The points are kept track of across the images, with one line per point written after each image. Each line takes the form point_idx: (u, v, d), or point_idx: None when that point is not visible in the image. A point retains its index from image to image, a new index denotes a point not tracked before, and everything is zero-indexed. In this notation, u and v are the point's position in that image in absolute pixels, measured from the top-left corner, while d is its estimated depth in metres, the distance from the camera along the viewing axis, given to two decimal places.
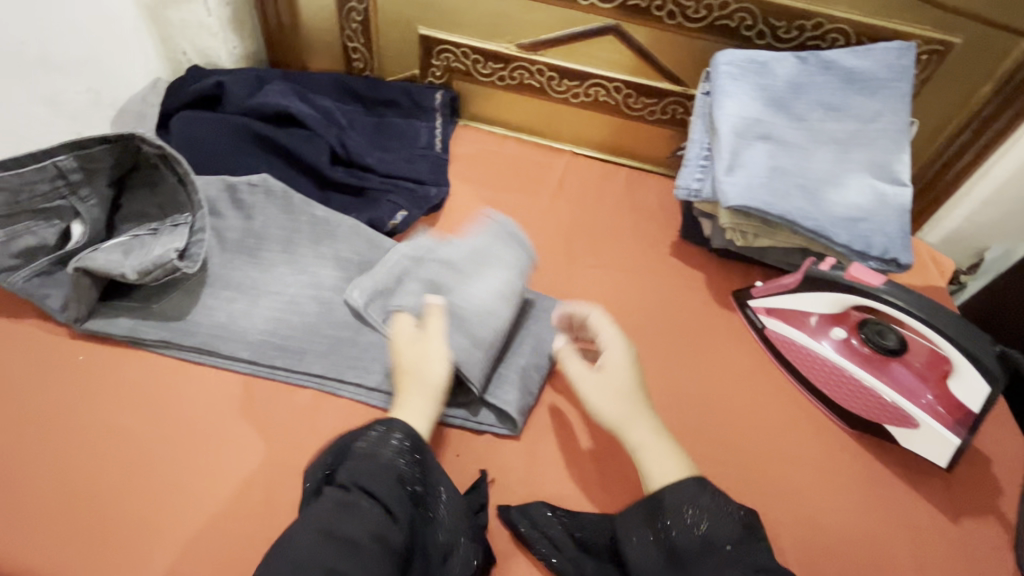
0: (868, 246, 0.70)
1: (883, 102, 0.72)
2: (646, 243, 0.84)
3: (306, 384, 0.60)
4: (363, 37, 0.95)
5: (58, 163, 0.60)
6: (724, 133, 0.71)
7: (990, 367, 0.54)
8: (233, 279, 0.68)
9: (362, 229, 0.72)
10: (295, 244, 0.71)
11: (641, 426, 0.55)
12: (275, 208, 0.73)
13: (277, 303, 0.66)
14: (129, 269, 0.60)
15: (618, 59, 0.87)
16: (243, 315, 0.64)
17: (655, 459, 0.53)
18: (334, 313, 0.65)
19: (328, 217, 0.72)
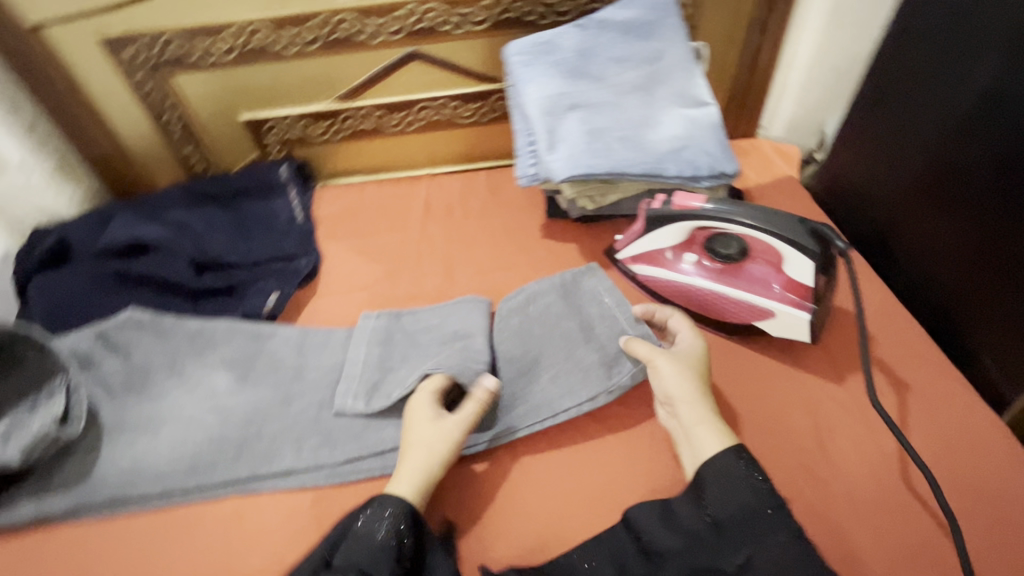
0: (696, 169, 0.76)
1: (661, 41, 0.79)
2: (519, 234, 0.88)
3: (223, 494, 0.61)
4: (192, 141, 0.96)
5: None
6: (535, 117, 0.75)
7: (805, 243, 0.59)
8: (129, 421, 0.68)
9: (238, 326, 0.74)
10: (181, 364, 0.72)
11: (692, 407, 0.59)
12: (151, 337, 0.72)
13: (178, 427, 0.66)
14: (10, 456, 0.60)
15: (431, 78, 0.91)
16: (146, 452, 0.64)
17: (697, 435, 0.57)
18: (235, 416, 0.66)
19: (203, 327, 0.73)
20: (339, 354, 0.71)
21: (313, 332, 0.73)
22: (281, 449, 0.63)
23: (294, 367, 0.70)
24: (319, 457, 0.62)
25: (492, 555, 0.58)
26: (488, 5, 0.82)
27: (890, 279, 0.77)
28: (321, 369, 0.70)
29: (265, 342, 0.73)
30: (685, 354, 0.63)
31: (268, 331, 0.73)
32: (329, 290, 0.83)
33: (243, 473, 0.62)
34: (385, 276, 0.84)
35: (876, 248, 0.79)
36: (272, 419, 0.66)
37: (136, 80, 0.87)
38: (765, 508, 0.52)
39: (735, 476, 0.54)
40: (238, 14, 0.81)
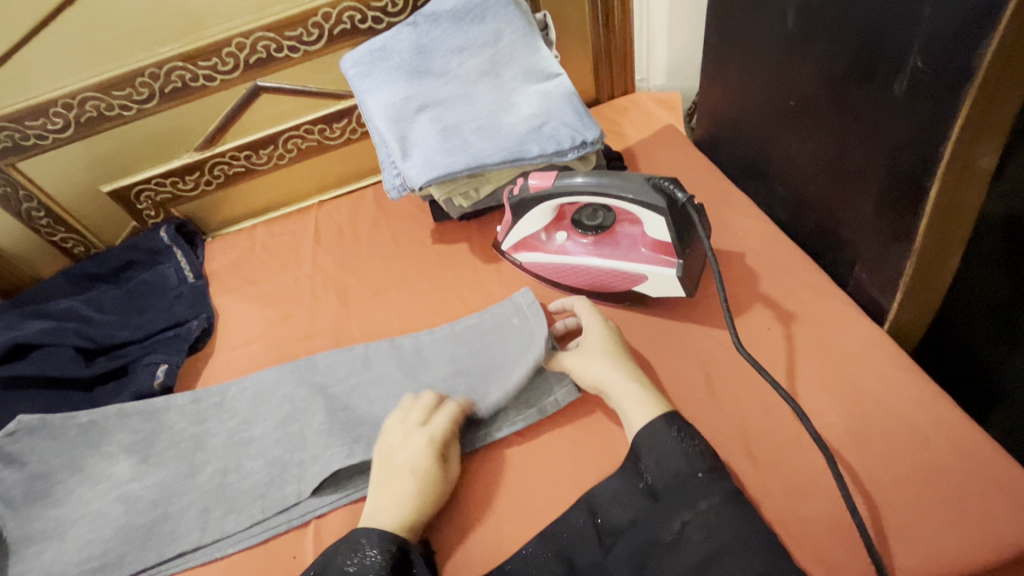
0: (559, 143, 0.74)
1: (496, 21, 0.77)
2: (411, 245, 0.86)
3: None
4: (61, 225, 0.91)
5: None
6: (383, 127, 0.73)
7: (655, 203, 0.58)
8: (34, 531, 0.62)
9: (130, 407, 0.69)
10: (80, 460, 0.66)
11: (615, 380, 0.58)
12: (45, 441, 0.65)
13: (87, 526, 0.62)
14: None
15: (287, 108, 0.88)
16: (55, 560, 0.60)
17: (630, 406, 0.56)
18: (140, 501, 0.63)
19: (95, 417, 0.67)
20: (237, 413, 0.68)
21: (206, 395, 0.70)
22: (188, 526, 0.61)
23: (194, 436, 0.67)
24: (224, 524, 0.61)
25: None
26: (318, 21, 0.81)
27: (771, 206, 0.77)
28: (220, 434, 0.67)
29: (163, 417, 0.69)
30: (593, 338, 0.62)
31: (161, 405, 0.70)
32: (226, 347, 0.80)
33: (152, 559, 0.60)
34: (281, 319, 0.82)
35: (754, 178, 0.78)
36: (178, 495, 0.63)
37: None
38: (699, 471, 0.50)
39: (669, 442, 0.52)
40: (63, 87, 0.78)
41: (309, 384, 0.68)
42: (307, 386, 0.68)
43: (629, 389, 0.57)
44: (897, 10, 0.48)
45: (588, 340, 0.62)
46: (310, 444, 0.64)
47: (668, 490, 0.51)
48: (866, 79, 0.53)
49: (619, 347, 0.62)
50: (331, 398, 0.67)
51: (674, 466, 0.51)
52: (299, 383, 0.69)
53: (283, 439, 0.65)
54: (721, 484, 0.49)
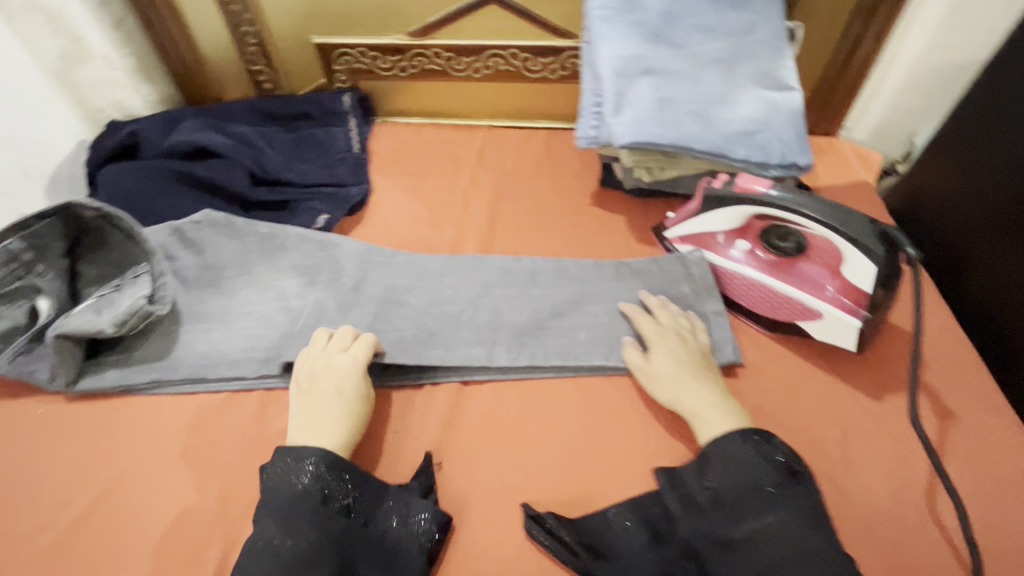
0: (766, 156, 0.72)
1: (755, 14, 0.73)
2: (568, 197, 0.86)
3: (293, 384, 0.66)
4: (264, 58, 0.97)
5: (8, 247, 0.65)
6: (606, 77, 0.72)
7: (872, 248, 0.56)
8: (205, 311, 0.71)
9: (309, 235, 0.76)
10: (252, 263, 0.75)
11: (691, 395, 0.57)
12: (224, 237, 0.76)
13: (250, 322, 0.70)
14: (106, 323, 0.64)
15: (504, 26, 0.88)
16: (221, 340, 0.68)
17: (710, 419, 0.55)
18: (299, 320, 0.70)
19: (274, 231, 0.76)
20: (398, 278, 0.73)
21: (378, 252, 0.76)
22: None
23: (358, 280, 0.73)
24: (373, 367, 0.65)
25: (494, 505, 0.56)
26: None
27: (953, 303, 0.73)
28: (380, 289, 0.72)
29: (331, 254, 0.75)
30: (662, 355, 0.61)
31: (336, 243, 0.76)
32: (375, 223, 0.84)
33: None
34: (428, 218, 0.84)
35: (943, 269, 0.74)
36: (337, 326, 0.69)
37: None
38: (767, 486, 0.48)
39: (740, 455, 0.50)
40: None
41: (475, 274, 0.73)
42: (455, 277, 0.73)
43: (704, 401, 0.56)
44: None
45: (659, 353, 0.61)
46: (446, 331, 0.67)
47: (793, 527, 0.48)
48: None
49: (696, 362, 0.60)
50: (496, 297, 0.71)
51: (745, 473, 0.49)
52: (466, 266, 0.74)
53: (442, 312, 0.69)
54: (787, 506, 0.47)
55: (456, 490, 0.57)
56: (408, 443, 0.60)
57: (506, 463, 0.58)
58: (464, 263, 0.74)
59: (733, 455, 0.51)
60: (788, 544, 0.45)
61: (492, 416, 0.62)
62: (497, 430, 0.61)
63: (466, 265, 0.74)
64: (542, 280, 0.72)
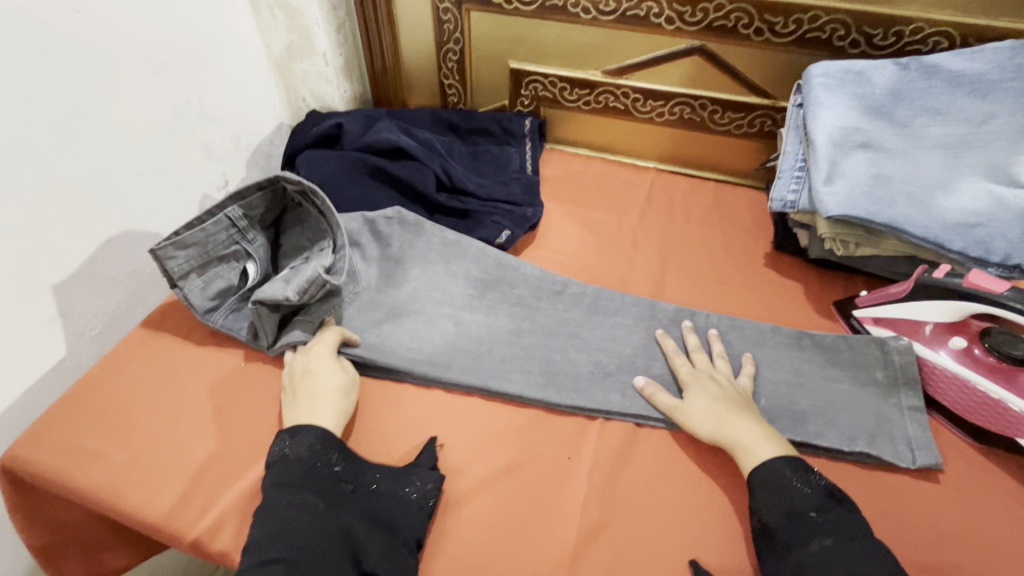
0: (986, 252, 0.67)
1: (996, 104, 0.69)
2: (740, 255, 0.85)
3: (464, 389, 0.67)
4: (458, 74, 1.04)
5: (228, 214, 0.69)
6: (821, 144, 0.71)
7: None
8: (382, 302, 0.75)
9: (489, 252, 0.80)
10: (432, 263, 0.78)
11: (736, 427, 0.59)
12: (410, 237, 0.80)
13: (417, 322, 0.73)
14: (289, 292, 0.67)
15: (703, 77, 0.89)
16: (391, 335, 0.71)
17: (751, 447, 0.57)
18: (469, 330, 0.73)
19: (458, 239, 0.80)
20: (571, 309, 0.75)
21: (550, 281, 0.77)
22: (517, 368, 0.68)
23: (529, 306, 0.75)
24: (547, 392, 0.65)
25: (667, 561, 0.54)
26: (802, 19, 0.79)
27: None
28: (553, 317, 0.74)
29: (507, 272, 0.78)
30: (699, 391, 0.63)
31: (511, 264, 0.79)
32: (546, 245, 0.86)
33: (475, 382, 0.66)
34: (596, 250, 0.85)
35: None
36: (505, 344, 0.71)
37: (441, 7, 0.96)
38: (810, 510, 0.52)
39: (785, 484, 0.53)
40: None
41: (647, 318, 0.73)
42: (629, 315, 0.74)
43: (748, 430, 0.58)
44: None
45: (692, 390, 0.63)
46: (619, 367, 0.68)
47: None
48: None
49: (734, 400, 0.62)
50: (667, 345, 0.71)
51: (798, 498, 0.52)
52: (638, 306, 0.75)
53: (614, 347, 0.70)
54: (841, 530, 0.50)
55: (628, 534, 0.56)
56: (581, 472, 0.60)
57: (683, 516, 0.57)
58: (638, 304, 0.75)
59: (797, 492, 0.53)
60: None
61: (667, 466, 0.60)
62: (670, 481, 0.59)
63: (639, 307, 0.75)
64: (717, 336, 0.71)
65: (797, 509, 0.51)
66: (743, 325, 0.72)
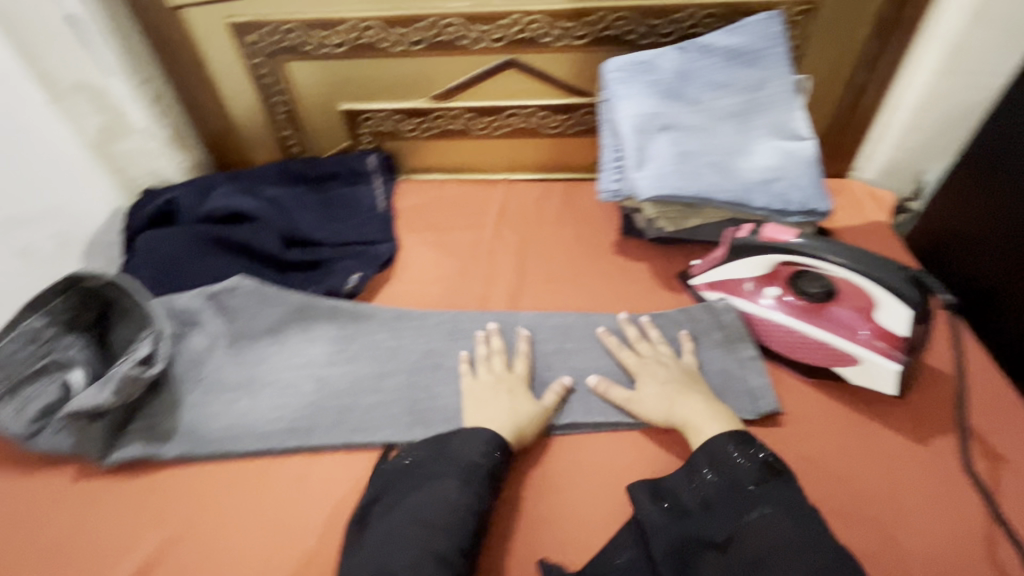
0: (786, 204, 0.74)
1: (766, 70, 0.76)
2: (592, 247, 0.88)
3: (335, 448, 0.64)
4: (293, 124, 1.02)
5: (30, 326, 0.66)
6: (627, 134, 0.75)
7: (905, 293, 0.57)
8: (235, 380, 0.72)
9: (341, 307, 0.77)
10: (285, 330, 0.76)
11: (683, 407, 0.62)
12: (258, 303, 0.77)
13: (277, 391, 0.70)
14: (104, 395, 0.62)
15: (524, 87, 0.93)
16: (249, 410, 0.68)
17: (705, 426, 0.60)
18: (331, 386, 0.70)
19: (308, 301, 0.77)
20: (432, 339, 0.74)
21: (408, 315, 0.77)
22: (382, 418, 0.66)
23: (390, 347, 0.74)
24: (412, 432, 0.65)
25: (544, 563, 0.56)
26: (592, 21, 0.83)
27: (997, 335, 0.75)
28: (416, 352, 0.73)
29: (362, 319, 0.76)
30: (648, 375, 0.66)
31: (366, 309, 0.77)
32: (404, 277, 0.85)
33: (339, 439, 0.64)
34: (457, 272, 0.86)
35: (988, 306, 0.76)
36: (368, 392, 0.69)
37: (255, 63, 0.94)
38: (749, 484, 0.55)
39: (723, 459, 0.57)
40: (355, 12, 0.86)
41: (507, 330, 0.74)
42: (491, 331, 0.74)
43: (697, 408, 0.61)
44: None
45: (643, 376, 0.66)
46: (483, 386, 0.68)
47: (717, 502, 0.55)
48: None
49: (681, 378, 0.65)
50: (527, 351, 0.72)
51: (736, 473, 0.56)
52: (497, 320, 0.76)
53: (477, 367, 0.71)
54: (771, 498, 0.53)
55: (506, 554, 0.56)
56: None
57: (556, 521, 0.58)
58: (498, 318, 0.76)
59: (725, 469, 0.56)
60: (782, 537, 0.51)
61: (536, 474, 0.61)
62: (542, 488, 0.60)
63: (499, 321, 0.76)
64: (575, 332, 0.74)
65: (729, 490, 0.55)
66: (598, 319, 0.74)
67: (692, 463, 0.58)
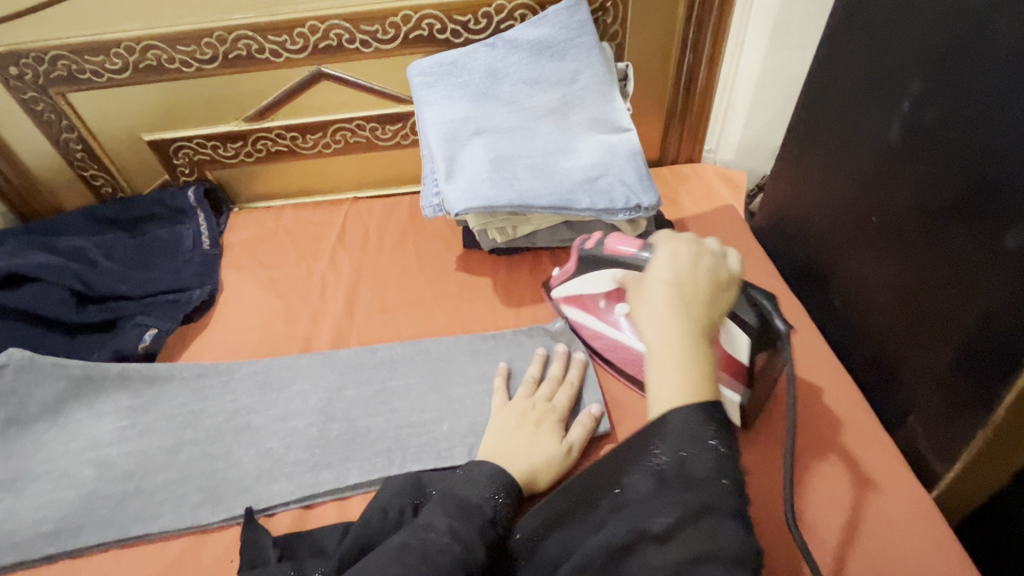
0: (611, 202, 0.69)
1: (576, 62, 0.72)
2: (433, 265, 0.81)
3: (104, 548, 0.55)
4: (94, 162, 0.90)
5: None
6: (434, 143, 0.69)
7: (747, 319, 0.56)
8: None
9: (132, 371, 0.67)
10: (64, 408, 0.65)
11: (654, 322, 0.43)
12: (29, 381, 0.65)
13: (47, 485, 0.60)
14: None
15: (344, 99, 0.85)
16: (7, 514, 0.58)
17: (660, 360, 0.41)
18: (113, 469, 0.61)
19: (89, 371, 0.66)
20: (240, 397, 0.65)
21: (214, 371, 0.68)
22: (163, 503, 0.57)
23: (191, 413, 0.65)
24: (199, 515, 0.56)
25: None
26: (396, 22, 0.76)
27: (828, 319, 0.71)
28: (219, 414, 0.64)
29: (158, 384, 0.67)
30: (667, 259, 0.47)
31: (163, 371, 0.67)
32: (221, 325, 0.76)
33: (111, 535, 0.55)
34: (282, 312, 0.77)
35: (816, 284, 0.73)
36: (155, 470, 0.60)
37: (26, 98, 0.82)
38: (723, 478, 0.38)
39: (692, 433, 0.39)
40: (131, 31, 0.76)
41: (326, 375, 0.67)
42: (308, 379, 0.66)
43: (671, 339, 0.42)
44: (1008, 166, 0.45)
45: (663, 256, 0.47)
46: (291, 446, 0.61)
47: (671, 483, 0.39)
48: (970, 218, 0.49)
49: (691, 288, 0.44)
50: (345, 398, 0.64)
51: (692, 462, 0.39)
52: (317, 364, 0.68)
53: (290, 422, 0.63)
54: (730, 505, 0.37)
55: None
56: None
57: None
58: (317, 363, 0.68)
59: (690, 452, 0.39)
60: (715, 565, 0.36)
61: None
62: None
63: (319, 366, 0.68)
64: (401, 367, 0.67)
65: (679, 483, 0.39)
66: (419, 349, 0.69)
67: (650, 426, 0.41)
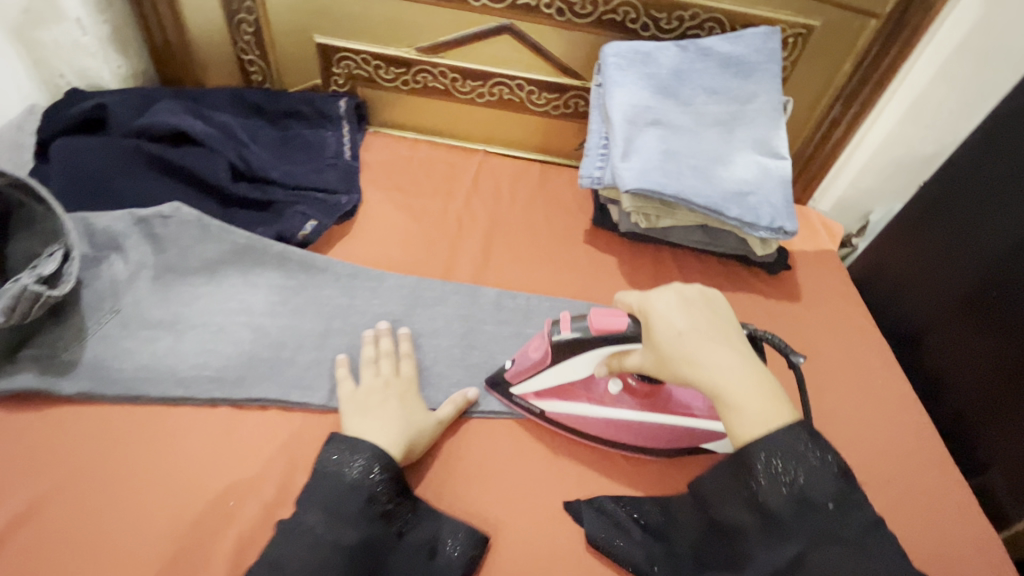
0: (757, 218, 0.75)
1: (757, 84, 0.78)
2: (563, 233, 0.86)
3: (264, 404, 0.59)
4: (258, 48, 0.92)
5: None
6: (617, 122, 0.74)
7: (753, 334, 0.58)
8: (152, 316, 0.64)
9: (290, 254, 0.71)
10: (222, 271, 0.68)
11: (716, 372, 0.47)
12: (193, 235, 0.68)
13: (204, 335, 0.63)
14: None
15: (516, 57, 0.89)
16: (170, 352, 0.61)
17: (733, 391, 0.46)
18: (268, 337, 0.64)
19: (251, 241, 0.70)
20: (388, 304, 0.70)
21: (364, 274, 0.72)
22: (317, 380, 0.62)
23: (341, 306, 0.69)
24: None
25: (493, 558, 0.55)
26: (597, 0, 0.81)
27: (915, 370, 0.82)
28: (368, 314, 0.68)
29: (312, 272, 0.70)
30: (664, 325, 0.50)
31: (318, 261, 0.71)
32: (361, 235, 0.80)
33: (273, 394, 0.59)
34: (420, 238, 0.81)
35: (908, 340, 0.84)
36: (308, 349, 0.64)
37: None
38: (829, 500, 0.43)
39: (796, 452, 0.44)
40: None
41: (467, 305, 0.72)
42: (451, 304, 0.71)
43: (733, 376, 0.47)
44: None
45: (659, 325, 0.50)
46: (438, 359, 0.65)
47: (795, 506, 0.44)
48: None
49: (709, 330, 0.50)
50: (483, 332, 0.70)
51: (811, 485, 0.43)
52: (458, 293, 0.72)
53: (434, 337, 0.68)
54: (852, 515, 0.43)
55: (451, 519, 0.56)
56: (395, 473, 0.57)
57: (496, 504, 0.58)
58: (460, 292, 0.72)
59: (799, 474, 0.44)
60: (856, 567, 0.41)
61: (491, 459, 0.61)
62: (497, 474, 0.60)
63: (461, 295, 0.72)
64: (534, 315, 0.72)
65: (799, 508, 0.43)
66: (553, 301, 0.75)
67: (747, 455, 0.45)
